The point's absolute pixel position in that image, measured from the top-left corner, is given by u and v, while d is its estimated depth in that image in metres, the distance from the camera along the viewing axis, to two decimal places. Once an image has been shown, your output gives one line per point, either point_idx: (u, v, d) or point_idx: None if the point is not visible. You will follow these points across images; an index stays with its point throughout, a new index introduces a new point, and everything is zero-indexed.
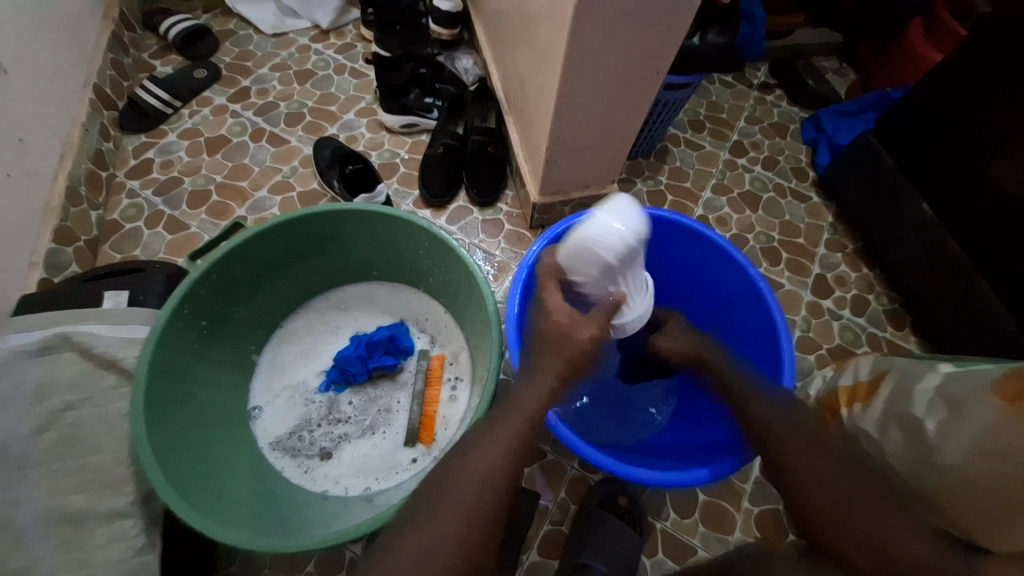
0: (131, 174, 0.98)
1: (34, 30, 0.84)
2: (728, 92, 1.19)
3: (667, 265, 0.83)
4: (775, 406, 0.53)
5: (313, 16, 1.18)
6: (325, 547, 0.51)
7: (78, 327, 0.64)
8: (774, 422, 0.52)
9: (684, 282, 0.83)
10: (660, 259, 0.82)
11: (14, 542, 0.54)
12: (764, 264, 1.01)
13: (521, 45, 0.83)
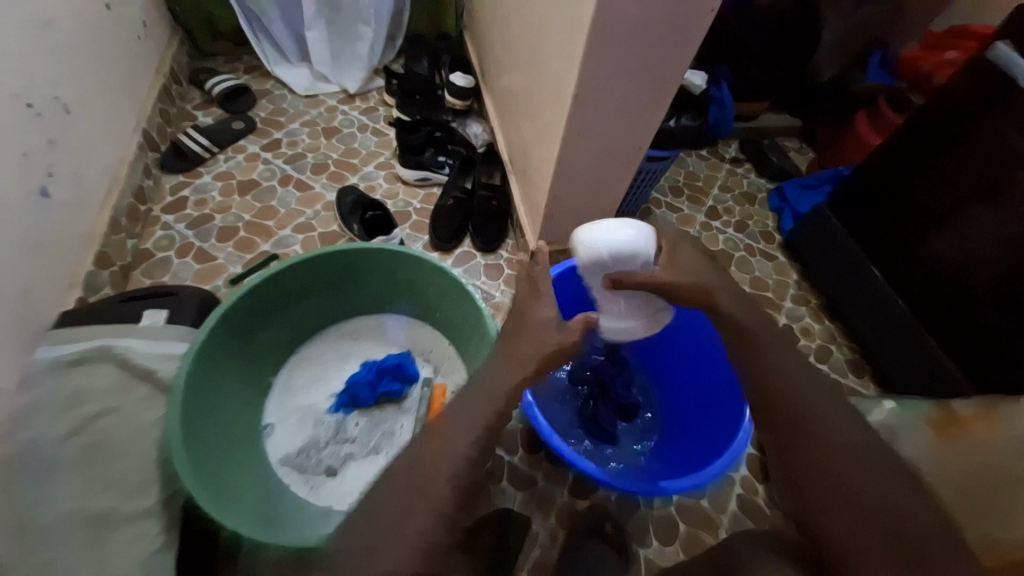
0: (167, 210, 1.08)
1: (98, 83, 0.96)
2: (703, 163, 1.36)
3: None
4: (796, 389, 0.53)
5: (343, 81, 1.34)
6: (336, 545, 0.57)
7: (119, 342, 0.72)
8: (795, 403, 0.52)
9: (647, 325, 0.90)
10: None
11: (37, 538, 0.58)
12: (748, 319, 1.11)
13: (525, 118, 0.98)
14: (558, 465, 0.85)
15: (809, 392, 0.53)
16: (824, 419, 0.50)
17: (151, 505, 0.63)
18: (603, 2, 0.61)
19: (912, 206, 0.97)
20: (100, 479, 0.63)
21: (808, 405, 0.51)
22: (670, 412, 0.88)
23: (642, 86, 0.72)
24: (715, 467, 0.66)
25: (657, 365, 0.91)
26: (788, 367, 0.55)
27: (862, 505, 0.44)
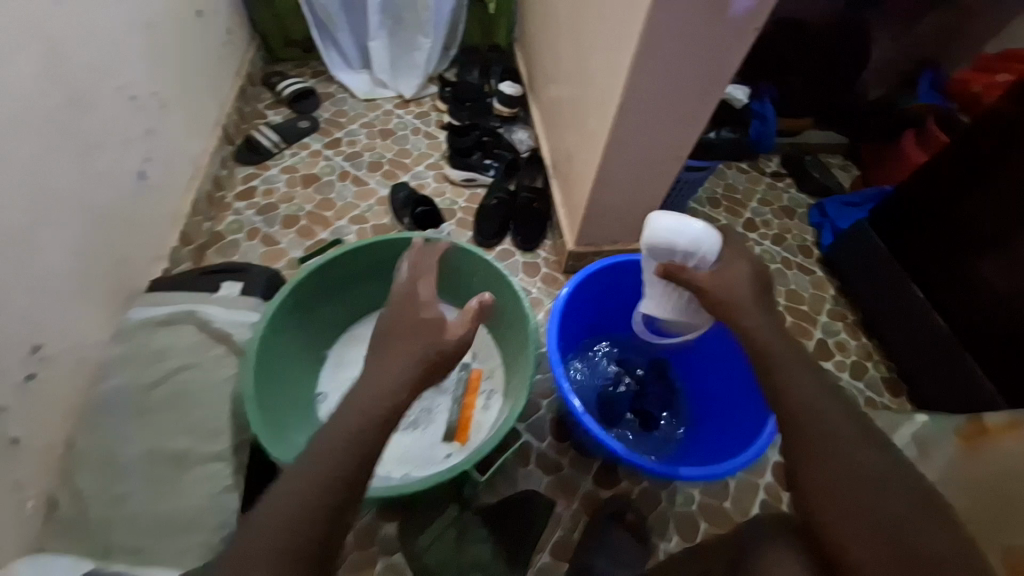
0: (238, 197, 1.18)
1: (188, 83, 1.08)
2: (743, 176, 1.37)
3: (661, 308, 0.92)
4: (811, 397, 0.51)
5: (399, 88, 1.43)
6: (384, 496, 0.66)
7: (202, 307, 0.82)
8: (807, 414, 0.50)
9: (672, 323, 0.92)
10: None
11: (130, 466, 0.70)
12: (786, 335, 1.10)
13: (571, 125, 1.03)
14: (585, 455, 0.89)
15: (829, 401, 0.51)
16: (844, 430, 0.48)
17: (221, 450, 0.72)
18: (654, 20, 0.65)
19: (958, 226, 0.95)
20: (180, 424, 0.73)
21: (826, 414, 0.50)
22: (695, 410, 0.90)
23: (686, 98, 0.76)
24: (744, 456, 0.68)
25: (684, 364, 0.93)
26: (810, 376, 0.53)
27: (871, 519, 0.43)
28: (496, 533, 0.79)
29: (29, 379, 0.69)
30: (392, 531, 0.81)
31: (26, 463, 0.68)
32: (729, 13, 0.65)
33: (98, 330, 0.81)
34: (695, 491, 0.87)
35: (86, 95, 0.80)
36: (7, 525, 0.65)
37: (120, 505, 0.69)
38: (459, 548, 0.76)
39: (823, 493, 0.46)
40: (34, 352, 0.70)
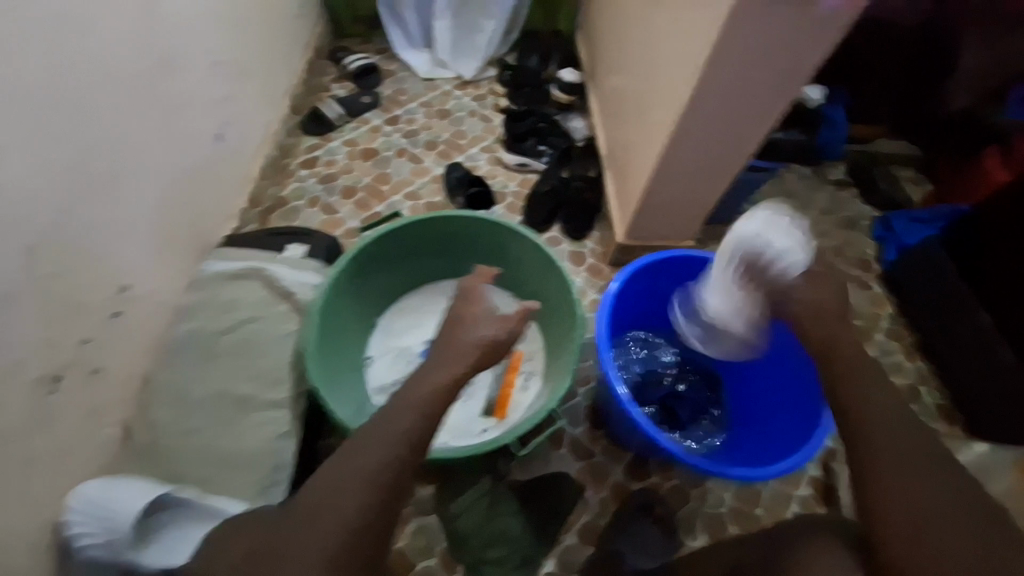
0: (301, 165, 1.23)
1: (264, 52, 1.13)
2: (804, 182, 1.31)
3: None
4: (880, 421, 0.53)
5: (459, 69, 1.44)
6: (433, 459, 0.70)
7: (268, 266, 0.88)
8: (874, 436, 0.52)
9: None
10: None
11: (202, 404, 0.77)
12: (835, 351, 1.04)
13: (632, 117, 1.02)
14: (618, 446, 0.90)
15: (906, 430, 0.52)
16: (917, 455, 0.50)
17: (282, 399, 0.79)
18: (736, 12, 0.64)
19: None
20: (244, 370, 0.80)
21: (900, 439, 0.51)
22: (734, 413, 0.90)
23: (760, 93, 0.74)
24: (791, 462, 0.68)
25: (726, 367, 0.92)
26: (890, 403, 0.54)
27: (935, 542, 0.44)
28: (526, 508, 0.82)
29: (117, 317, 0.75)
30: (427, 493, 0.86)
31: (109, 393, 0.75)
32: (816, 8, 0.63)
33: (176, 279, 0.88)
34: (727, 494, 0.87)
35: (176, 57, 0.85)
36: (90, 446, 0.72)
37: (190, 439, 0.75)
38: (489, 517, 0.79)
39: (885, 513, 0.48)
40: (122, 293, 0.76)
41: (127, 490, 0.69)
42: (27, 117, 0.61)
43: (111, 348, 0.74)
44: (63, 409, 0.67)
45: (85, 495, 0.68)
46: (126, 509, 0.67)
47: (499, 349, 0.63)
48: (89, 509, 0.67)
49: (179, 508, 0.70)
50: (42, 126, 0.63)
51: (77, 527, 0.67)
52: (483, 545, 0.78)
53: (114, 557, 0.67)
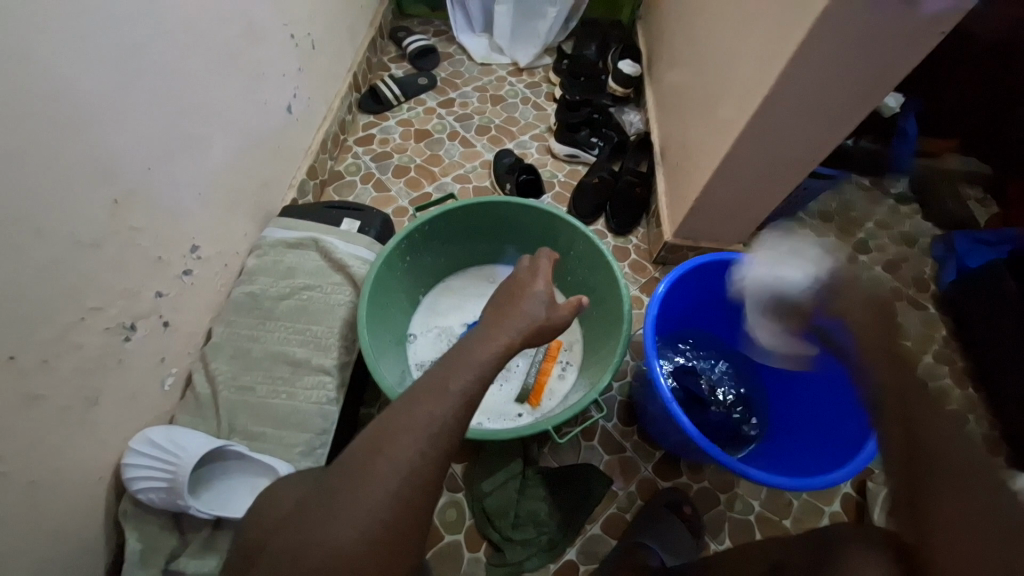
0: (357, 142, 1.27)
1: (332, 28, 1.15)
2: (862, 194, 1.26)
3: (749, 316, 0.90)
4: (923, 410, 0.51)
5: (516, 55, 1.44)
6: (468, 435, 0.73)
7: (325, 238, 0.92)
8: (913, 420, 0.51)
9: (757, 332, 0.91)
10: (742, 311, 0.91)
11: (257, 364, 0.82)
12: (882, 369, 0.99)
13: (695, 114, 1.00)
14: (649, 443, 0.91)
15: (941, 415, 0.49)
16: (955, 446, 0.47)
17: (330, 364, 0.83)
18: (828, 14, 0.62)
19: None
20: (298, 334, 0.85)
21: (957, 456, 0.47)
22: (775, 421, 0.89)
23: (840, 98, 0.72)
24: (835, 476, 0.67)
25: (770, 374, 0.92)
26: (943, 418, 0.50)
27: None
28: (555, 495, 0.84)
29: (187, 273, 0.80)
30: (459, 470, 0.88)
31: (178, 345, 0.80)
32: (919, 12, 0.60)
33: (240, 242, 0.92)
34: (756, 501, 0.86)
35: (254, 28, 0.88)
36: (157, 392, 0.77)
37: (245, 394, 0.80)
38: (519, 499, 0.83)
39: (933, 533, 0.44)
40: (193, 251, 0.81)
41: (194, 439, 0.72)
42: (123, 74, 0.65)
43: (180, 302, 0.79)
44: (136, 354, 0.72)
45: (149, 440, 0.71)
46: (195, 457, 0.70)
47: (541, 331, 0.65)
48: (154, 452, 0.70)
49: (232, 462, 0.76)
50: (135, 85, 0.67)
51: (135, 468, 0.69)
52: (511, 525, 0.81)
53: (171, 499, 0.69)
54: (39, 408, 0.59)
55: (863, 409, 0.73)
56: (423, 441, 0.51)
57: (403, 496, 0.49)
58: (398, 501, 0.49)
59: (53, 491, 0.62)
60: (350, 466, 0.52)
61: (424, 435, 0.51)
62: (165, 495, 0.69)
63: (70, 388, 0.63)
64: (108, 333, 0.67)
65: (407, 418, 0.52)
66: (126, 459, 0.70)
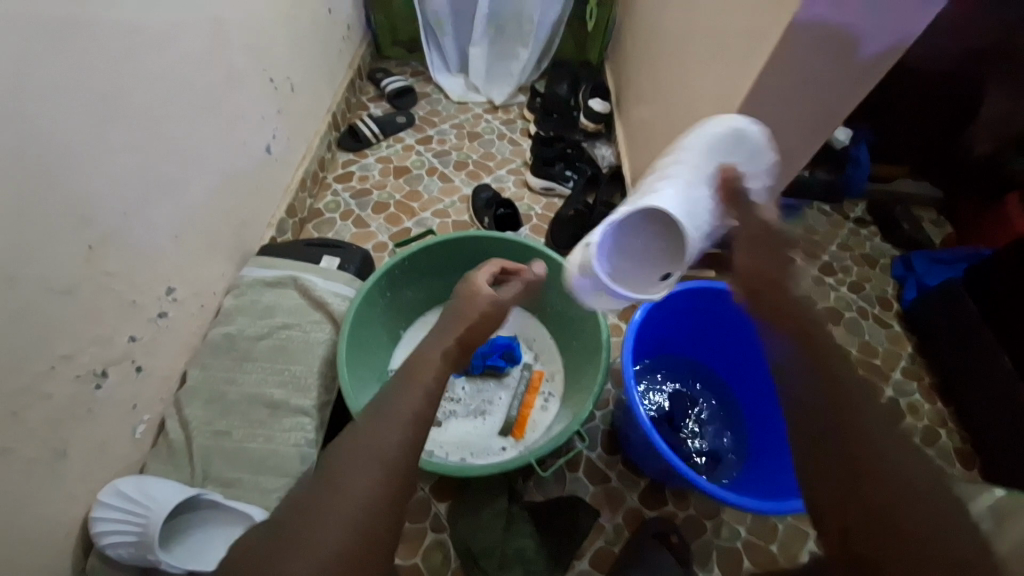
0: (336, 179, 1.29)
1: (311, 71, 1.19)
2: (824, 218, 1.32)
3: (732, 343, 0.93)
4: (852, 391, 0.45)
5: (491, 94, 1.50)
6: (451, 471, 0.73)
7: (304, 276, 0.93)
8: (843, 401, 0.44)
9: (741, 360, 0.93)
10: (726, 338, 0.93)
11: (233, 407, 0.81)
12: None
13: (662, 147, 1.05)
14: (634, 472, 0.91)
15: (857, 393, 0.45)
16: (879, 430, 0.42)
17: (309, 405, 0.81)
18: (776, 58, 0.67)
19: None
20: (277, 375, 0.84)
21: (866, 427, 0.42)
22: (754, 450, 0.89)
23: (792, 134, 0.78)
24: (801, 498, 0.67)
25: (750, 401, 0.93)
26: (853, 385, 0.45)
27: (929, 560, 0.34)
28: (540, 530, 0.82)
29: (162, 315, 0.79)
30: (443, 510, 0.86)
31: (150, 390, 0.78)
32: (858, 54, 0.67)
33: (217, 282, 0.92)
34: (741, 527, 0.87)
35: (234, 73, 0.91)
36: (127, 440, 0.74)
37: (221, 438, 0.78)
38: (506, 536, 0.81)
39: (848, 514, 0.39)
40: (168, 293, 0.80)
41: (166, 488, 0.69)
42: (100, 124, 0.66)
43: (154, 345, 0.78)
44: (107, 402, 0.70)
45: (117, 491, 0.68)
46: (167, 505, 0.67)
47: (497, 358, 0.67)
48: (123, 504, 0.67)
49: (207, 511, 0.73)
50: (111, 132, 0.67)
51: (104, 523, 0.66)
52: (497, 565, 0.78)
53: (142, 554, 0.66)
54: (5, 462, 0.57)
55: None
56: (393, 473, 0.50)
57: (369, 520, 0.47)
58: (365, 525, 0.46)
59: (12, 553, 0.59)
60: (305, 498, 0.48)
61: (390, 464, 0.50)
62: (135, 550, 0.66)
63: (38, 440, 0.61)
64: (79, 380, 0.65)
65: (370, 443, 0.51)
66: (94, 514, 0.67)
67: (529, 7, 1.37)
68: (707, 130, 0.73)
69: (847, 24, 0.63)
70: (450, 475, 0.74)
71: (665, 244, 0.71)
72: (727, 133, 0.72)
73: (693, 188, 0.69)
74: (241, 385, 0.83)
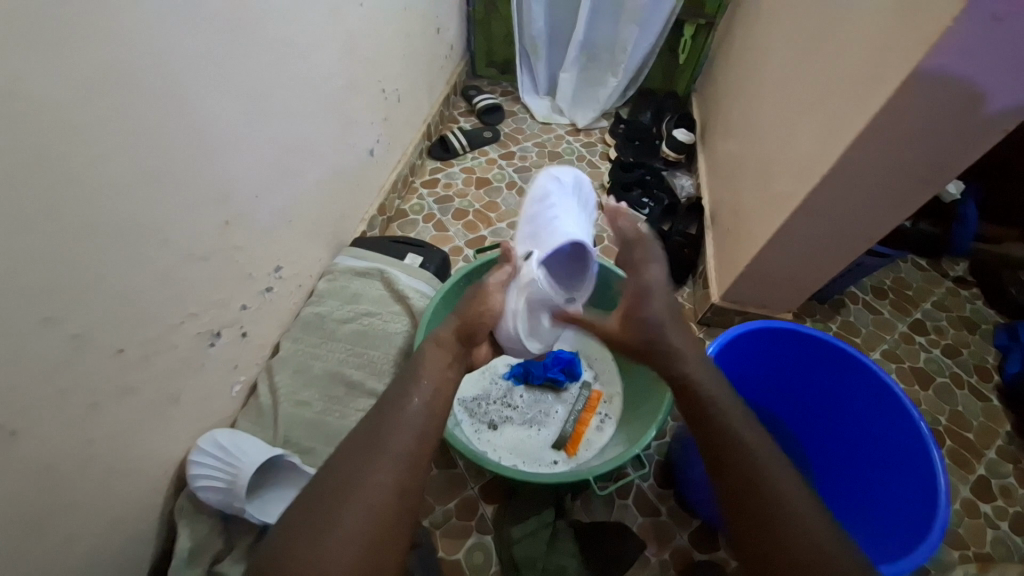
0: (423, 184, 1.37)
1: (415, 84, 1.29)
2: (920, 274, 1.23)
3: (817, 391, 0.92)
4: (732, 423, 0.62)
5: (575, 117, 1.55)
6: (512, 475, 0.76)
7: (390, 270, 1.01)
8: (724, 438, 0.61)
9: (828, 412, 0.92)
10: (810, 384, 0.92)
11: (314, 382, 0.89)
12: (949, 464, 0.97)
13: (750, 183, 1.04)
14: (686, 509, 0.88)
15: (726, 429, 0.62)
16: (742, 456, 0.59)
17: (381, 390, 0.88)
18: (888, 107, 0.66)
19: None
20: (357, 357, 0.92)
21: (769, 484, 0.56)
22: (839, 491, 0.89)
23: (898, 182, 0.75)
24: (909, 562, 0.66)
25: (834, 453, 0.92)
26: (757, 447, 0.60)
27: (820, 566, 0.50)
28: (584, 551, 0.81)
29: (269, 290, 0.89)
30: (490, 512, 0.88)
31: (248, 355, 0.86)
32: (982, 110, 0.64)
33: (314, 266, 1.01)
34: None
35: (356, 83, 1.02)
36: (224, 397, 0.83)
37: (303, 408, 0.86)
38: (549, 552, 0.80)
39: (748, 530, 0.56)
40: (277, 271, 0.89)
41: (254, 445, 0.77)
42: (250, 121, 0.76)
43: (258, 316, 0.87)
44: (215, 360, 0.79)
45: (214, 440, 0.76)
46: (254, 463, 0.74)
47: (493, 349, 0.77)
48: (218, 454, 0.75)
49: (283, 472, 0.80)
50: (257, 131, 0.78)
51: (199, 467, 0.74)
52: None
53: (229, 501, 0.73)
54: (132, 398, 0.66)
55: (931, 498, 0.72)
56: (406, 468, 0.56)
57: (383, 510, 0.52)
58: (378, 514, 0.52)
59: (125, 478, 0.68)
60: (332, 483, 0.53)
61: (402, 458, 0.56)
62: (223, 496, 0.73)
63: (159, 383, 0.69)
64: (198, 337, 0.74)
65: (377, 438, 0.57)
66: (192, 456, 0.75)
67: (624, 37, 1.41)
68: (556, 180, 0.96)
69: (974, 78, 0.62)
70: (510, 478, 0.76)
71: (574, 257, 0.84)
72: (570, 181, 0.97)
73: (574, 215, 0.90)
74: (325, 362, 0.91)
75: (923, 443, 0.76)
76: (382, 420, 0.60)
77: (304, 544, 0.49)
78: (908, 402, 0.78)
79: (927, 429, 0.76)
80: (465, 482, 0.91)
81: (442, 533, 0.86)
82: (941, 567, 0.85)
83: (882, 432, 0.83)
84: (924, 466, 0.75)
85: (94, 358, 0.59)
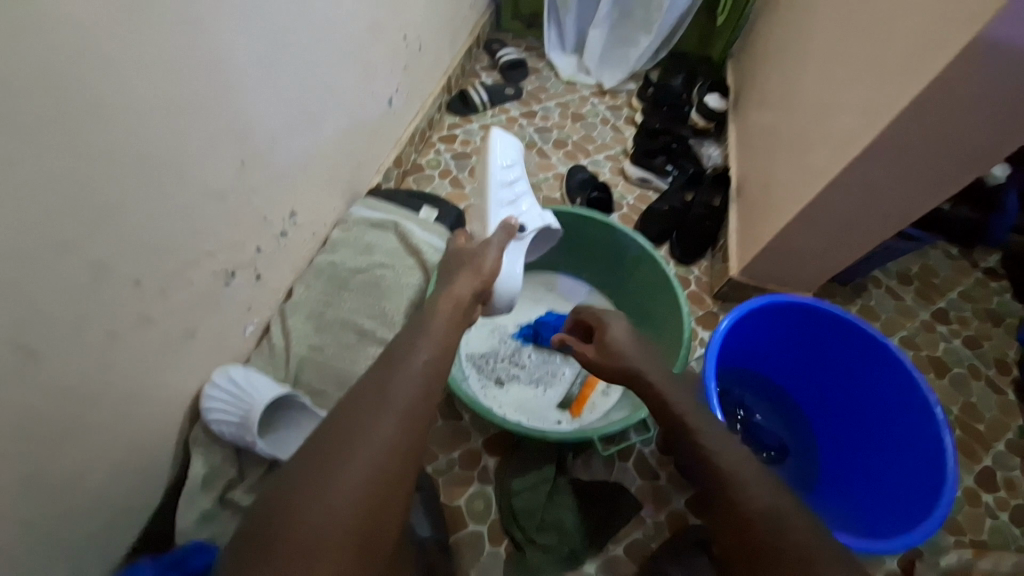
0: (441, 139, 1.34)
1: (438, 32, 1.24)
2: (949, 262, 1.19)
3: (830, 369, 0.92)
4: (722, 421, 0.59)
5: (601, 78, 1.49)
6: (518, 430, 0.77)
7: (405, 223, 1.01)
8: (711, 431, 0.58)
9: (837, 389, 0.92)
10: (823, 362, 0.92)
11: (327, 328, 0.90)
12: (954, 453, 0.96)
13: (782, 155, 1.00)
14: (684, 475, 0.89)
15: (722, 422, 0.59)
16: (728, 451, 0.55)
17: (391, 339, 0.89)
18: (945, 74, 0.61)
19: None
20: (368, 307, 0.92)
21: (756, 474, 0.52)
22: (840, 473, 0.88)
23: (942, 161, 0.71)
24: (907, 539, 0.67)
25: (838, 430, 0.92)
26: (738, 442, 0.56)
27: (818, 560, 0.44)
28: (582, 507, 0.84)
29: (284, 235, 0.88)
30: (493, 464, 0.90)
31: (261, 298, 0.87)
32: None
33: (329, 215, 1.00)
34: None
35: (377, 26, 0.97)
36: (237, 337, 0.84)
37: (315, 352, 0.88)
38: (547, 504, 0.83)
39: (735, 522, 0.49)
40: (291, 217, 0.89)
41: (266, 383, 0.79)
42: (268, 59, 0.74)
43: (272, 260, 0.87)
44: (229, 300, 0.79)
45: (228, 375, 0.78)
46: (266, 399, 0.77)
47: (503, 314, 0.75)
48: (231, 389, 0.77)
49: (294, 411, 0.82)
50: (275, 71, 0.75)
51: (212, 401, 0.77)
52: (535, 527, 0.81)
53: (242, 434, 0.76)
54: (150, 329, 0.67)
55: (938, 479, 0.72)
56: (415, 412, 0.57)
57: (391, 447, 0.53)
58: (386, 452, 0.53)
59: (142, 405, 0.70)
60: (341, 423, 0.54)
61: (412, 401, 0.57)
62: (236, 430, 0.76)
63: (176, 317, 0.71)
64: (214, 276, 0.75)
65: (387, 384, 0.58)
66: (206, 390, 0.77)
67: None
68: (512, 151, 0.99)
69: None
70: (515, 432, 0.78)
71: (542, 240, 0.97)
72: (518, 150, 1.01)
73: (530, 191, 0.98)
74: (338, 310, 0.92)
75: (936, 426, 0.76)
76: (393, 367, 0.60)
77: (313, 472, 0.50)
78: (926, 388, 0.78)
79: (942, 415, 0.76)
80: (469, 434, 0.93)
81: (445, 481, 0.89)
82: (934, 550, 0.86)
83: (892, 412, 0.83)
84: (934, 447, 0.75)
85: (113, 286, 0.60)
